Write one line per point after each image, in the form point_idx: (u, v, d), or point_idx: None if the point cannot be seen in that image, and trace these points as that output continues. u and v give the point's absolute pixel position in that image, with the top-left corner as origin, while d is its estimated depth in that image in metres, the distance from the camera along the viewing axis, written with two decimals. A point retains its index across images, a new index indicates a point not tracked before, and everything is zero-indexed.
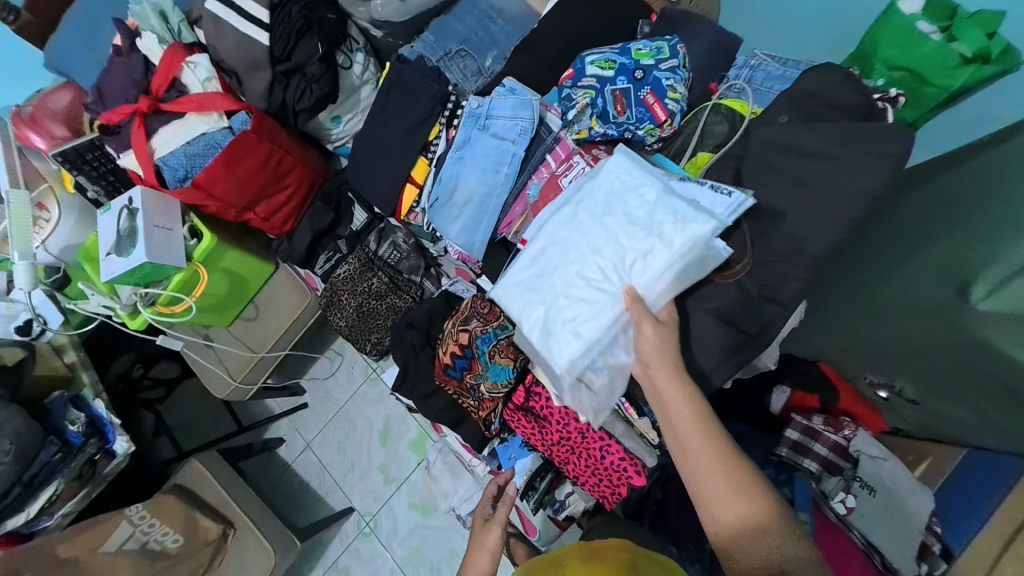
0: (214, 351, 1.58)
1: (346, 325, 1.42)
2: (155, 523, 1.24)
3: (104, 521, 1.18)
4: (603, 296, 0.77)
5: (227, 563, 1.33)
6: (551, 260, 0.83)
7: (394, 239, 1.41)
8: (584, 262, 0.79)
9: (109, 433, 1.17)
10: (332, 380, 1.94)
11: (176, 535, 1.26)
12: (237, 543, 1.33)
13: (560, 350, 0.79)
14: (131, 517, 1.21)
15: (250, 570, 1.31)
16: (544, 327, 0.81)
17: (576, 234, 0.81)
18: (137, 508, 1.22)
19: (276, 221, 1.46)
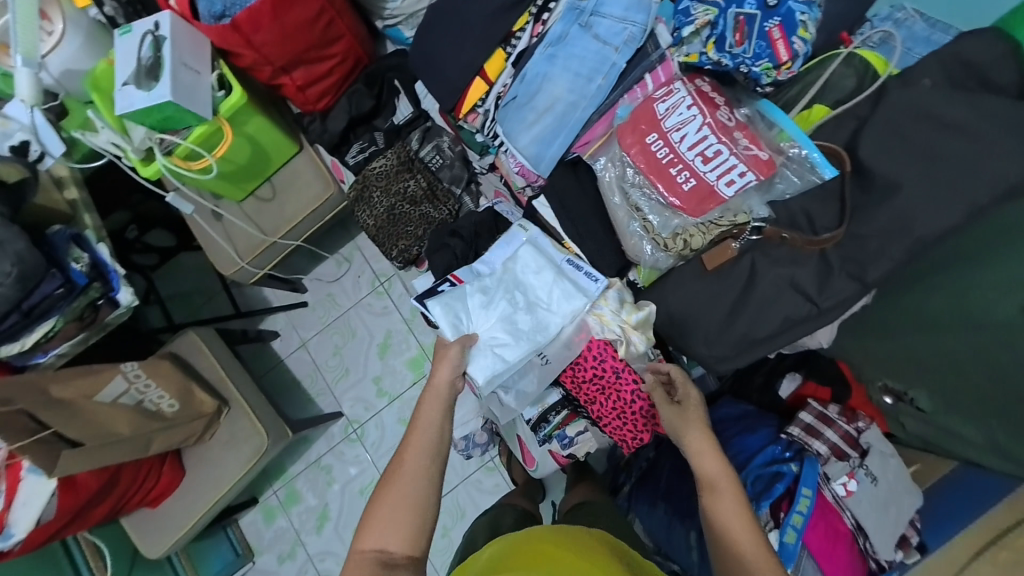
0: (223, 225, 1.50)
1: (374, 225, 1.33)
2: (150, 384, 1.22)
3: (99, 371, 1.13)
4: (535, 334, 0.88)
5: (218, 435, 1.34)
6: (483, 296, 0.89)
7: (439, 143, 1.31)
8: (517, 299, 0.89)
9: (113, 280, 1.09)
10: (337, 285, 1.89)
11: (171, 400, 1.24)
12: (230, 420, 1.34)
13: (489, 377, 0.86)
14: (126, 372, 1.18)
15: (241, 445, 1.31)
16: (473, 357, 0.87)
17: (517, 273, 0.91)
18: (132, 365, 1.19)
19: (311, 95, 1.32)
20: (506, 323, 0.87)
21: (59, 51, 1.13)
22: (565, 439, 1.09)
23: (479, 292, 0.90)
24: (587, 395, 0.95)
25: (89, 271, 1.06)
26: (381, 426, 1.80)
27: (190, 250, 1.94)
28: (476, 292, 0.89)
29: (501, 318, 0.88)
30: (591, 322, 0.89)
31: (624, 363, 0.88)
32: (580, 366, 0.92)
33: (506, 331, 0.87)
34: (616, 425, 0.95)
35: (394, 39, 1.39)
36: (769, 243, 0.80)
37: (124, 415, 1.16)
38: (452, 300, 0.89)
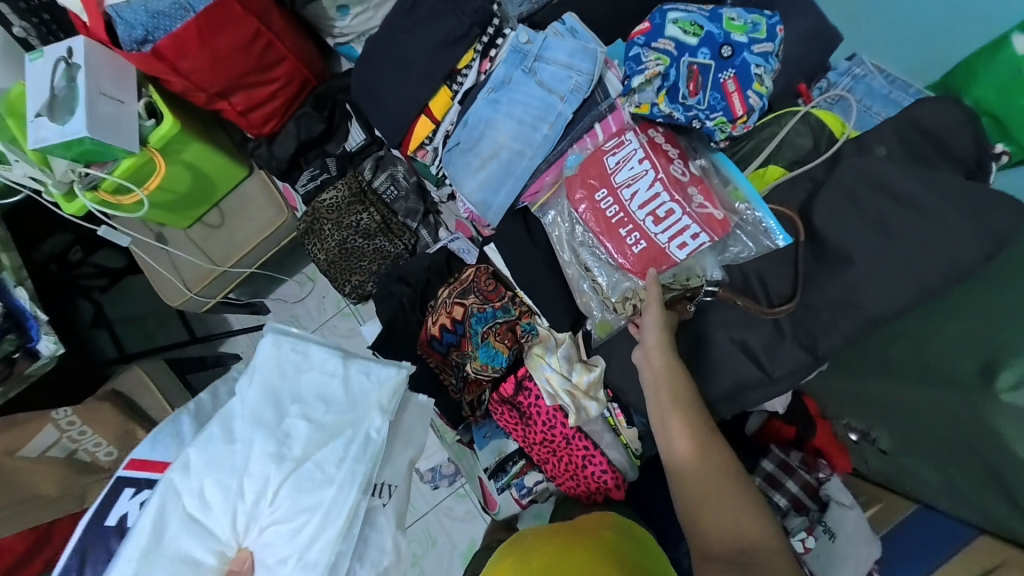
0: (167, 255, 1.41)
1: (326, 259, 1.25)
2: (86, 432, 1.13)
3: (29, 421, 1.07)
4: (325, 496, 0.73)
5: None
6: (218, 511, 0.73)
7: (393, 172, 1.25)
8: (280, 468, 0.75)
9: (32, 330, 1.01)
10: (301, 306, 1.80)
11: (109, 448, 1.16)
12: None
13: None
14: (57, 421, 1.11)
15: None
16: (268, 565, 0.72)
17: (256, 442, 0.76)
18: (65, 412, 1.12)
19: (255, 119, 1.23)
20: (280, 517, 0.73)
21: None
22: (524, 488, 0.99)
23: (209, 505, 0.73)
24: (540, 456, 0.90)
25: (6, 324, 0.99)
26: None
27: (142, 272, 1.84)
28: (202, 513, 0.73)
29: (259, 507, 0.73)
30: (539, 385, 0.86)
31: (573, 428, 0.85)
32: (529, 428, 0.88)
33: (292, 505, 0.73)
34: (573, 488, 0.89)
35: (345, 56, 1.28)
36: (721, 306, 0.76)
37: (50, 473, 1.07)
38: (172, 500, 0.73)
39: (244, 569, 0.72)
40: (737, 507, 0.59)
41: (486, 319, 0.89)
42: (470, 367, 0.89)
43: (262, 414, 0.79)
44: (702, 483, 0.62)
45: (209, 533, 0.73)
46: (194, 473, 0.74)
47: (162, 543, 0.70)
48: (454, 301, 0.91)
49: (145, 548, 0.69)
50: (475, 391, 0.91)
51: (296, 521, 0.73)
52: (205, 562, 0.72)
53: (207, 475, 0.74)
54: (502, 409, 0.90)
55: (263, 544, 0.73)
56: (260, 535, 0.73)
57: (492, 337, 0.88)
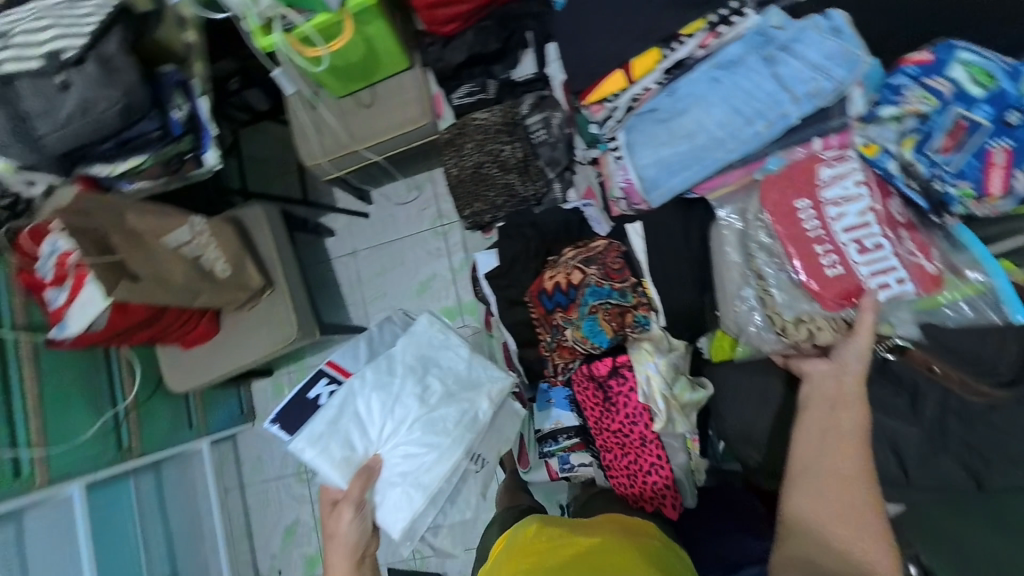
0: (315, 115, 1.49)
1: (456, 176, 1.25)
2: (211, 244, 1.26)
3: (172, 214, 1.20)
4: (448, 449, 0.84)
5: (255, 311, 1.40)
6: (372, 419, 0.86)
7: (549, 115, 1.21)
8: (420, 412, 0.85)
9: (205, 139, 1.11)
10: (401, 209, 1.90)
11: (226, 264, 1.27)
12: (270, 300, 1.39)
13: (401, 508, 0.82)
14: (193, 224, 1.23)
15: (270, 328, 1.37)
16: (384, 479, 0.83)
17: (410, 381, 0.87)
18: (200, 220, 1.23)
19: (439, 16, 1.22)
20: (410, 444, 0.83)
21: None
22: (565, 464, 0.97)
23: (369, 412, 0.86)
24: (604, 442, 0.86)
25: (190, 124, 1.09)
26: None
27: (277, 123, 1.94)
28: (362, 416, 0.86)
29: (397, 432, 0.84)
30: (635, 378, 0.82)
31: (653, 433, 0.81)
32: (606, 412, 0.85)
33: (421, 441, 0.84)
34: (623, 486, 0.84)
35: None
36: None
37: (184, 265, 1.18)
38: (347, 399, 0.86)
39: (372, 475, 0.84)
40: (859, 535, 0.56)
41: (601, 294, 0.86)
42: (569, 334, 0.87)
43: (422, 362, 0.90)
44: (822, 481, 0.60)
45: (361, 433, 0.86)
46: (367, 385, 0.87)
47: (336, 421, 0.85)
48: (576, 266, 0.90)
49: (328, 424, 0.84)
50: (562, 356, 0.89)
51: (419, 452, 0.83)
52: (350, 453, 0.84)
53: (373, 392, 0.86)
54: (580, 385, 0.88)
55: (391, 463, 0.84)
56: (391, 451, 0.85)
57: (602, 314, 0.85)
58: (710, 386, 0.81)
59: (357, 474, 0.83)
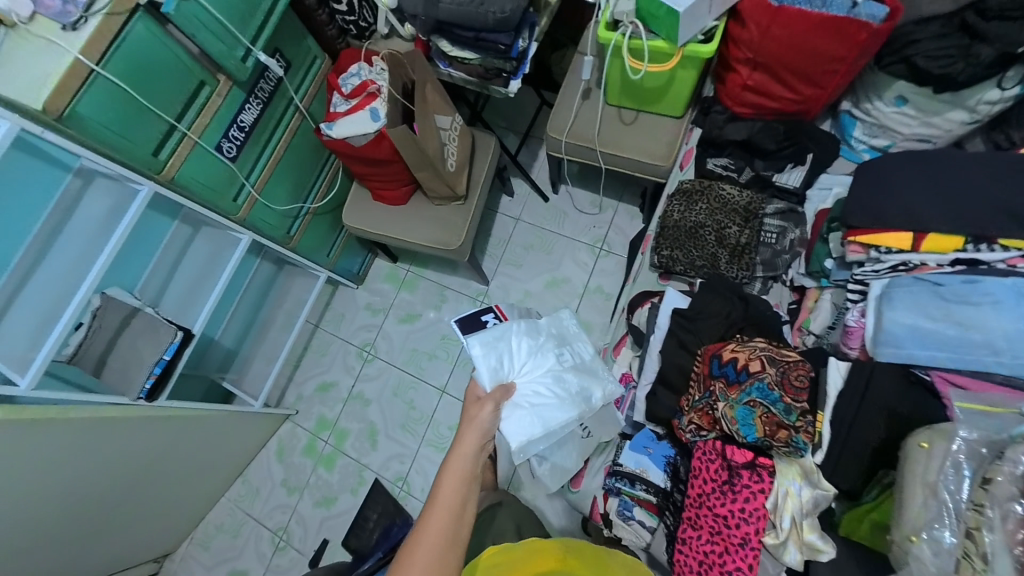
0: (580, 104, 1.66)
1: (673, 219, 1.31)
2: (453, 141, 1.52)
3: (448, 104, 1.46)
4: (568, 403, 1.09)
5: (442, 208, 1.67)
6: (519, 355, 1.12)
7: (785, 227, 1.22)
8: (554, 369, 1.12)
9: (521, 70, 1.29)
10: (576, 214, 2.12)
11: (454, 161, 1.53)
12: (458, 208, 1.65)
13: (522, 430, 1.05)
14: (452, 119, 1.49)
15: (446, 229, 1.64)
16: (515, 405, 1.08)
17: (549, 343, 1.14)
18: (457, 120, 1.51)
19: (744, 97, 1.33)
20: (541, 386, 1.10)
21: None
22: (624, 513, 1.08)
23: (516, 351, 1.12)
24: (692, 521, 0.92)
25: (522, 56, 1.27)
26: None
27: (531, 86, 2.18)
28: (514, 348, 1.12)
29: (534, 372, 1.11)
30: (769, 484, 0.86)
31: (756, 540, 0.86)
32: (715, 500, 0.89)
33: (549, 390, 1.10)
34: (688, 567, 0.91)
35: (839, 127, 1.36)
36: None
37: (437, 143, 1.42)
38: (502, 334, 1.11)
39: (508, 395, 1.08)
40: None
41: (772, 398, 0.89)
42: (722, 407, 0.92)
43: (567, 340, 1.18)
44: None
45: (506, 362, 1.11)
46: (520, 331, 1.13)
47: (495, 345, 1.11)
48: (763, 357, 0.93)
49: (494, 340, 1.10)
50: (702, 418, 0.94)
51: (546, 394, 1.09)
52: (498, 372, 1.10)
53: (523, 336, 1.13)
54: (705, 454, 0.92)
55: (523, 393, 1.09)
56: (525, 383, 1.10)
57: (764, 415, 0.89)
58: (831, 549, 0.84)
59: (499, 389, 1.07)
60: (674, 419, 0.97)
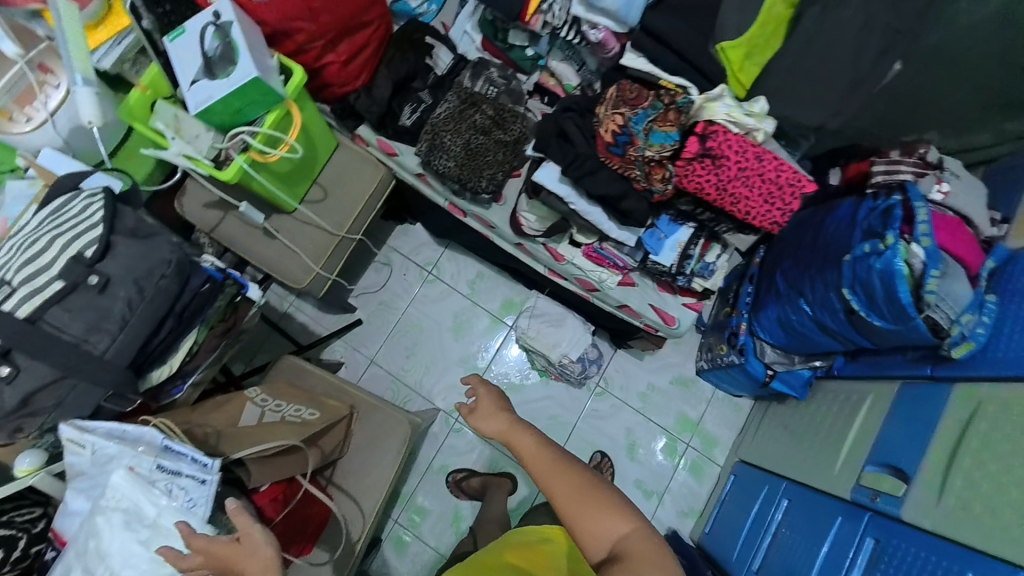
0: (278, 242, 1.40)
1: (454, 167, 1.32)
2: (282, 403, 1.11)
3: (230, 401, 1.04)
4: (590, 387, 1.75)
5: (355, 445, 1.24)
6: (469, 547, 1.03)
7: (488, 75, 1.34)
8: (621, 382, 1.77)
9: (242, 278, 0.95)
10: (386, 290, 1.90)
11: (311, 409, 1.12)
12: (362, 420, 1.25)
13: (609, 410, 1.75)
14: (255, 399, 1.08)
15: (388, 441, 1.24)
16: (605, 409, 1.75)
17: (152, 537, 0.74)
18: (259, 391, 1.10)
19: (353, 70, 1.31)
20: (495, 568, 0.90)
21: (67, 104, 1.15)
22: (707, 269, 1.22)
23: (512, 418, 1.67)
24: (735, 194, 1.04)
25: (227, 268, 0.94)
26: None
27: None
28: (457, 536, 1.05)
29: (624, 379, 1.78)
30: (674, 91, 1.10)
31: (735, 141, 1.01)
32: (722, 168, 1.02)
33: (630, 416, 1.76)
34: (764, 217, 1.05)
35: (398, 18, 1.47)
36: (819, 42, 1.01)
37: (281, 424, 1.01)
38: None
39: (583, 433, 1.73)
40: None
41: (643, 118, 1.07)
42: (650, 152, 1.06)
43: None
44: (546, 461, 0.86)
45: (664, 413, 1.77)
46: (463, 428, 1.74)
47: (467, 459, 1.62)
48: (615, 112, 1.08)
49: None
50: (660, 173, 1.07)
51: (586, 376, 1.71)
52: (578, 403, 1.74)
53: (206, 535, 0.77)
54: (682, 166, 1.05)
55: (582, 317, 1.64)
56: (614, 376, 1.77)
57: (660, 124, 1.07)
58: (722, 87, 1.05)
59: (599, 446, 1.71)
60: (659, 195, 1.08)
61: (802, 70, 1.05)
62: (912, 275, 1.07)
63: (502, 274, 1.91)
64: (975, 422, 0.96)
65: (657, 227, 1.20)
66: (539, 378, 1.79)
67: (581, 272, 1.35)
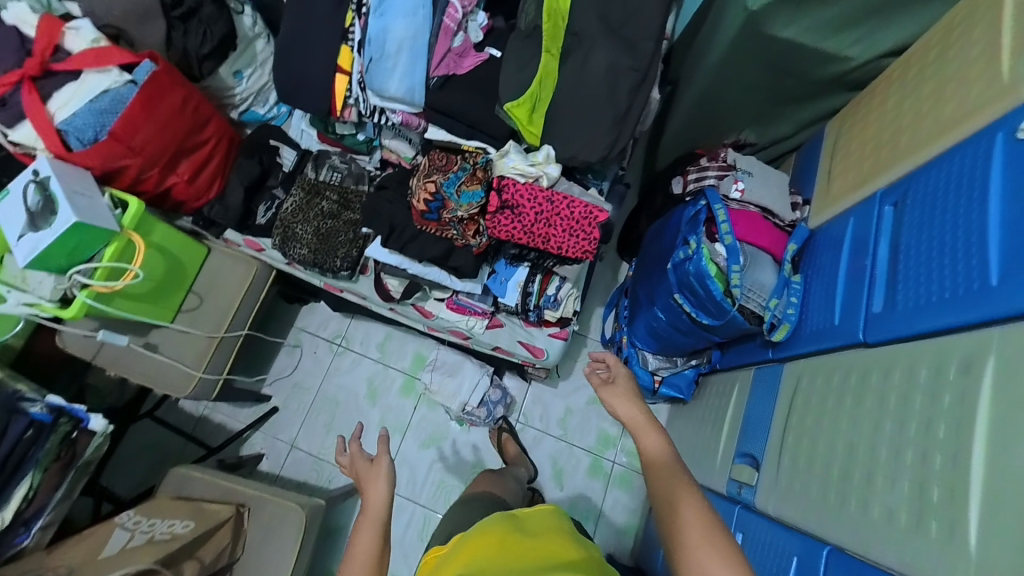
0: (159, 357, 1.40)
1: (309, 253, 1.39)
2: (154, 522, 1.14)
3: (94, 532, 1.08)
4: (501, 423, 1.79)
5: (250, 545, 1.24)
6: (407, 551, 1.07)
7: (331, 163, 1.44)
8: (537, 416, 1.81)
9: (80, 412, 1.04)
10: (298, 371, 1.93)
11: (184, 520, 1.14)
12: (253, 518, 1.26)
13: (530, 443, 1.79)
14: (124, 524, 1.11)
15: (279, 536, 1.24)
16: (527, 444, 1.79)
17: None
18: (129, 515, 1.13)
19: (201, 184, 1.38)
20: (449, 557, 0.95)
21: None
22: (553, 302, 1.29)
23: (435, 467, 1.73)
24: (542, 235, 1.13)
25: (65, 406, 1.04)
26: (407, 465, 1.81)
27: (141, 419, 1.74)
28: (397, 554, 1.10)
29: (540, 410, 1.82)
30: (473, 154, 1.20)
31: (527, 191, 1.10)
32: (522, 216, 1.11)
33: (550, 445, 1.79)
34: (575, 250, 1.14)
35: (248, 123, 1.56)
36: (584, 91, 1.09)
37: (140, 549, 1.03)
38: None
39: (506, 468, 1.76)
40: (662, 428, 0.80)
41: (454, 181, 1.14)
42: (461, 213, 1.13)
43: None
44: (667, 474, 0.74)
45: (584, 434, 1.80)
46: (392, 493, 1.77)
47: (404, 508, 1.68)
48: (426, 179, 1.15)
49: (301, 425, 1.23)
50: (473, 229, 1.15)
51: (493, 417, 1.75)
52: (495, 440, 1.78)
53: None
54: (490, 220, 1.13)
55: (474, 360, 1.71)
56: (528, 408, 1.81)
57: (466, 185, 1.13)
58: (508, 144, 1.16)
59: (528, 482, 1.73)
60: (478, 248, 1.17)
61: (577, 111, 1.10)
62: (719, 272, 1.16)
63: (409, 332, 1.96)
64: (793, 405, 1.01)
65: (497, 271, 1.28)
66: (459, 426, 1.83)
67: (449, 324, 1.42)
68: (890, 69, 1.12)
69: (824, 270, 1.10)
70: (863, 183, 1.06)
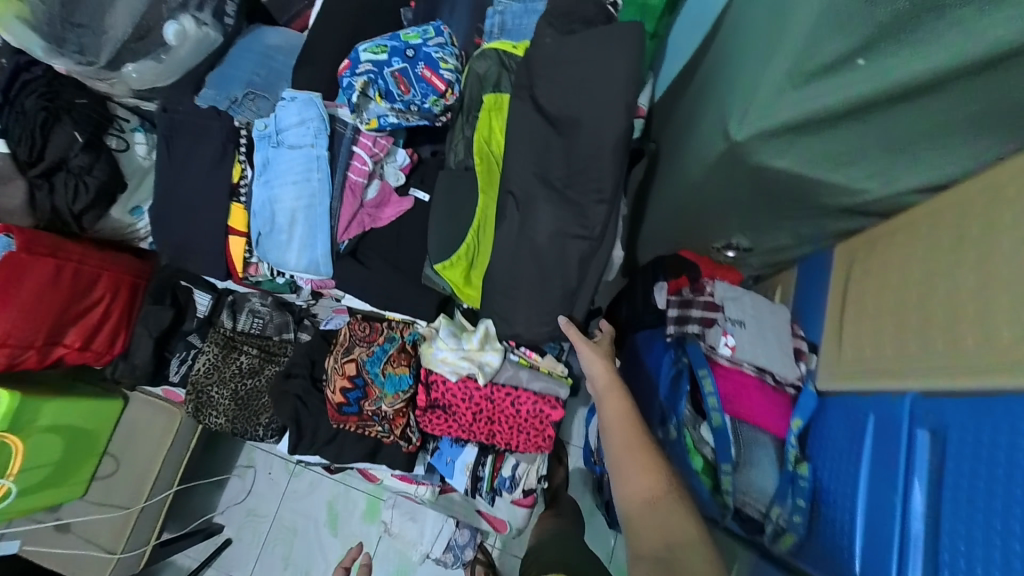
0: (72, 535, 1.27)
1: (227, 420, 1.19)
2: None
3: None
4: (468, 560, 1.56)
5: None
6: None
7: (250, 307, 1.24)
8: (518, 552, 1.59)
9: None
10: (252, 495, 1.75)
11: None
12: None
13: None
14: None
15: None
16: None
17: None
18: None
19: (99, 345, 1.19)
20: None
21: None
22: (509, 482, 1.08)
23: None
24: (485, 431, 0.94)
25: None
26: None
27: None
28: None
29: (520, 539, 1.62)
30: (398, 324, 1.00)
31: (462, 387, 0.91)
32: (457, 414, 0.93)
33: None
34: (525, 445, 0.94)
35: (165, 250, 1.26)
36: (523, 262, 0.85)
37: None
38: None
39: None
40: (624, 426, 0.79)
41: (377, 358, 0.96)
42: (386, 405, 0.93)
43: None
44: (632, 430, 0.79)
45: None
46: None
47: None
48: (342, 363, 0.97)
49: None
50: (401, 423, 0.95)
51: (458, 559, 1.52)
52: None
53: None
54: (420, 416, 0.95)
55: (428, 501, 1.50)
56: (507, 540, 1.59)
57: (390, 367, 0.95)
58: (439, 316, 0.94)
59: None
60: (405, 448, 0.96)
61: (519, 285, 0.86)
62: (706, 464, 0.96)
63: None
64: None
65: (441, 448, 1.08)
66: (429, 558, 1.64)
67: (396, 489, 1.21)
68: (921, 209, 0.84)
69: (837, 462, 0.89)
70: (886, 369, 0.83)
